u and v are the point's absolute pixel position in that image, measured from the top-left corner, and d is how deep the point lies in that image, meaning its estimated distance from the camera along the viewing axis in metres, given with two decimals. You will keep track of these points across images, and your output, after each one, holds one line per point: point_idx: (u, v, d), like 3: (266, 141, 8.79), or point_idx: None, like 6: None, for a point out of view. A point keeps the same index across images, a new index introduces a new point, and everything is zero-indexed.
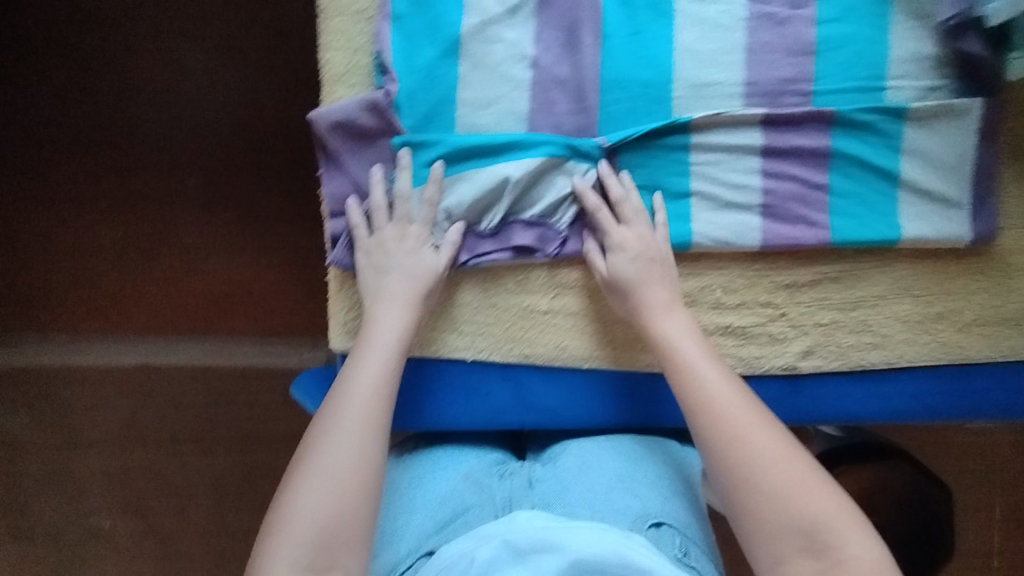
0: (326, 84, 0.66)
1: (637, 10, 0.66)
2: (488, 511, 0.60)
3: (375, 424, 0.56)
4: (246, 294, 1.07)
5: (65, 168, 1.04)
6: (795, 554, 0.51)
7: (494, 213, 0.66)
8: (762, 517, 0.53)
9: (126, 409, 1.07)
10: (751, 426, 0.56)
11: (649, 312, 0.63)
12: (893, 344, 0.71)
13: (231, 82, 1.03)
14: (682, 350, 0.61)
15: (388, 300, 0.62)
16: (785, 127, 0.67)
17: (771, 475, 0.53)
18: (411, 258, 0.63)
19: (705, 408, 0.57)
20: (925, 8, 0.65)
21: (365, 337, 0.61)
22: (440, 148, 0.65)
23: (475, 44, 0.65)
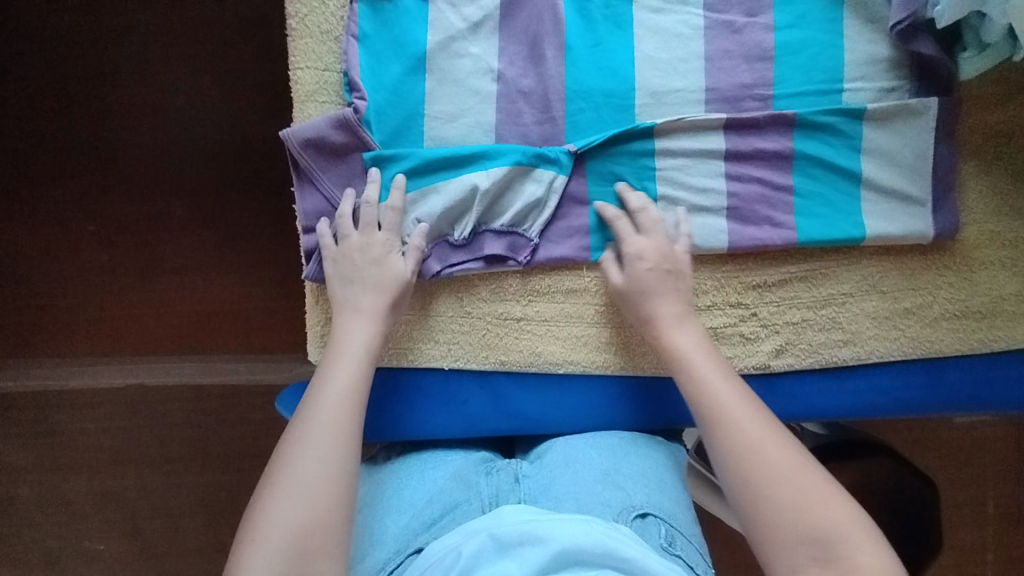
0: (297, 103, 0.67)
1: (597, 22, 0.68)
2: (475, 506, 0.61)
3: (347, 434, 0.57)
4: (232, 312, 1.07)
5: (51, 192, 1.06)
6: (807, 563, 0.52)
7: (466, 223, 0.67)
8: (777, 527, 0.54)
9: (115, 431, 1.07)
10: (768, 440, 0.57)
11: (659, 325, 0.65)
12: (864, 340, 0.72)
13: (212, 103, 1.05)
14: (696, 361, 0.62)
15: (354, 310, 0.64)
16: (746, 130, 0.68)
17: (786, 487, 0.55)
18: (377, 265, 0.64)
19: (716, 420, 0.59)
20: (877, 12, 0.67)
21: (331, 348, 0.62)
22: (409, 161, 0.66)
23: (442, 60, 0.67)
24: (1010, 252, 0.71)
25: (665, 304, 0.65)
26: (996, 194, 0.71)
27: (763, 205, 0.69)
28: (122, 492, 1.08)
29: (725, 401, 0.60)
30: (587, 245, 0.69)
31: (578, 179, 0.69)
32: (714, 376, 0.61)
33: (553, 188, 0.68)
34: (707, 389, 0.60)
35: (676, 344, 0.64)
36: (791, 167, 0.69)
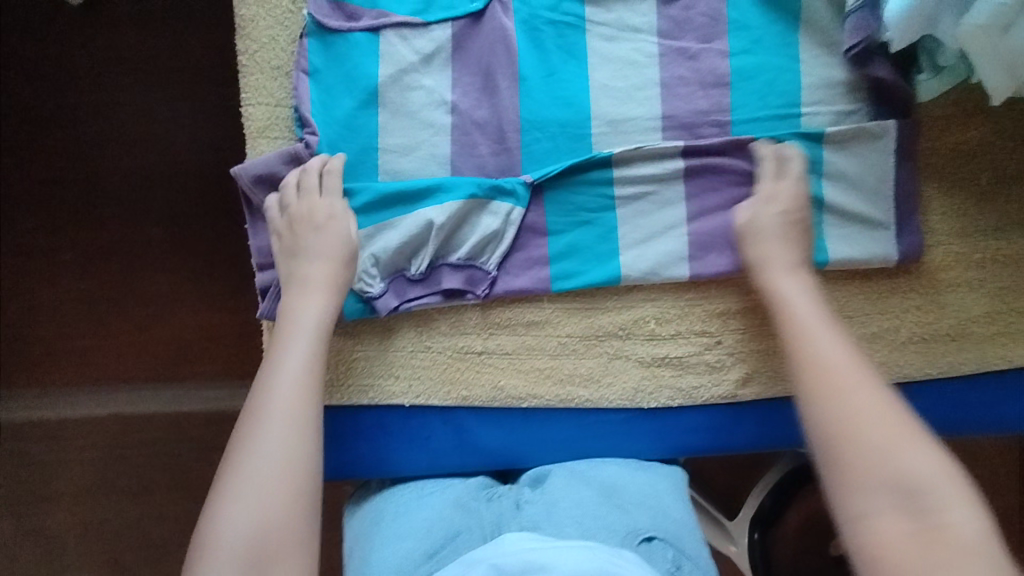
0: (249, 139, 0.67)
1: (550, 52, 0.67)
2: (477, 535, 0.61)
3: (307, 428, 0.57)
4: (205, 341, 1.06)
5: (23, 223, 1.05)
6: (889, 512, 0.50)
7: (422, 258, 0.66)
8: (861, 470, 0.52)
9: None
10: (860, 386, 0.55)
11: (763, 265, 0.63)
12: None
13: (183, 131, 1.05)
14: (796, 304, 0.61)
15: (302, 288, 0.62)
16: (704, 156, 0.67)
17: (875, 433, 0.53)
18: (317, 231, 0.63)
19: (810, 357, 0.58)
20: (831, 37, 0.67)
21: (282, 326, 0.61)
22: (364, 195, 0.65)
23: (394, 93, 0.66)
24: (977, 273, 0.70)
25: (775, 245, 0.64)
26: (962, 214, 0.70)
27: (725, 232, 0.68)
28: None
29: (821, 343, 0.58)
30: (547, 276, 0.68)
31: (536, 209, 0.68)
32: (812, 318, 0.60)
33: (510, 220, 0.67)
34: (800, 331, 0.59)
35: (777, 285, 0.62)
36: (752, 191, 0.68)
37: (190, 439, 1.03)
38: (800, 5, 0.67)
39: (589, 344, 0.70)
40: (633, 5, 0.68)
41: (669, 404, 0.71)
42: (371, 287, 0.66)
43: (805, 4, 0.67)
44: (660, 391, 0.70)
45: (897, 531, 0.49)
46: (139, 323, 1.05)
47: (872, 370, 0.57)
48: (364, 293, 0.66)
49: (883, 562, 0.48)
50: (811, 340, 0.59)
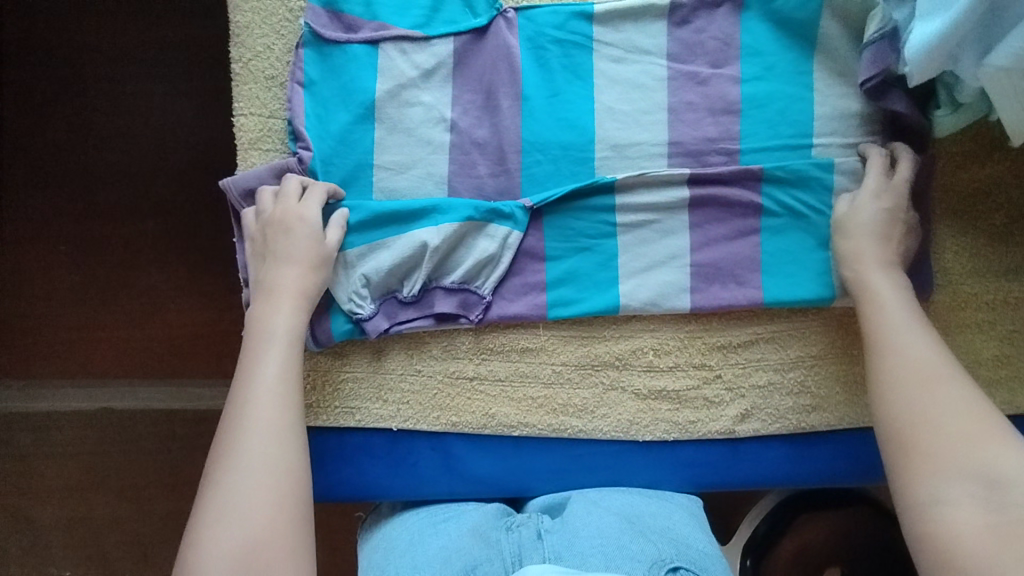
0: (240, 150, 0.65)
1: (555, 72, 0.65)
2: (497, 567, 0.56)
3: (288, 439, 0.56)
4: (196, 340, 1.03)
5: (17, 213, 1.03)
6: (963, 497, 0.48)
7: (415, 280, 0.64)
8: (935, 457, 0.51)
9: (76, 461, 1.03)
10: (942, 378, 0.55)
11: (859, 260, 0.61)
12: (836, 404, 0.68)
13: (179, 126, 1.02)
14: (883, 298, 0.60)
15: (268, 296, 0.60)
16: (711, 185, 0.65)
17: (953, 422, 0.52)
18: (286, 237, 0.60)
19: (890, 345, 0.58)
20: (847, 66, 0.64)
21: (251, 336, 0.59)
22: (357, 213, 0.63)
23: (392, 108, 0.64)
24: (988, 314, 0.68)
25: (870, 243, 0.62)
26: (975, 254, 0.67)
27: (730, 263, 0.65)
28: (81, 523, 1.03)
29: (902, 339, 0.58)
30: (543, 302, 0.66)
31: (535, 234, 0.65)
32: (897, 314, 0.59)
33: (507, 244, 0.65)
34: (880, 325, 0.59)
35: (869, 281, 0.61)
36: (759, 222, 0.65)
37: (184, 438, 1.03)
38: (817, 31, 0.64)
39: (584, 373, 0.68)
40: (642, 26, 0.65)
41: (665, 438, 0.69)
42: (362, 308, 0.64)
43: (822, 31, 0.64)
44: (656, 424, 0.68)
45: (968, 517, 0.47)
46: (130, 320, 1.03)
47: (957, 367, 0.56)
48: (354, 314, 0.64)
49: (955, 546, 0.47)
50: (893, 335, 0.58)
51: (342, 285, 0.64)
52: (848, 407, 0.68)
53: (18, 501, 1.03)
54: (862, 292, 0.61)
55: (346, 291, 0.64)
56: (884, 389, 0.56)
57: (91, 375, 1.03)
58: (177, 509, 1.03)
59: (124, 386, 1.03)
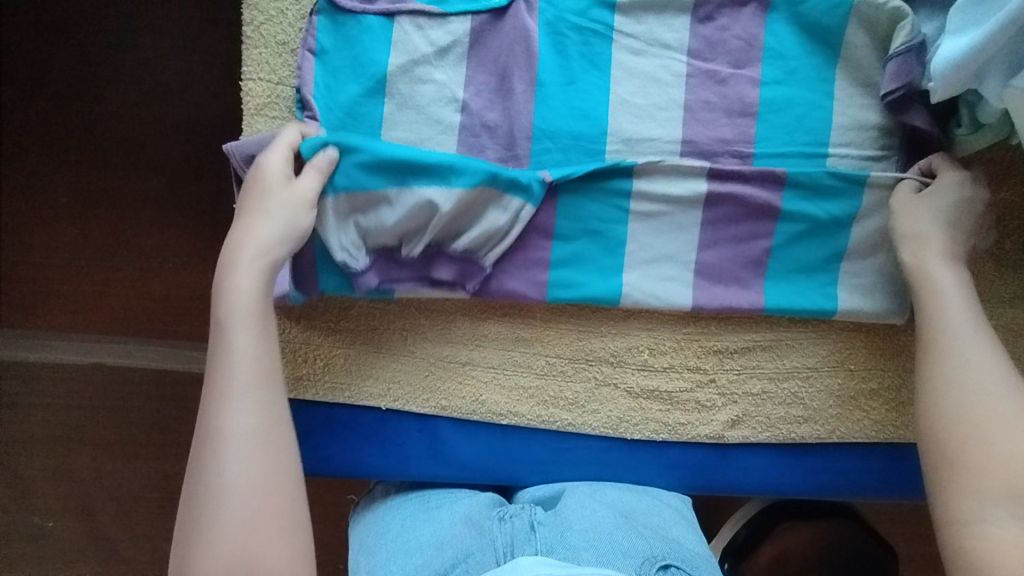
0: (246, 115, 0.64)
1: (572, 60, 0.64)
2: (489, 556, 0.56)
3: (272, 431, 0.53)
4: (193, 303, 1.02)
5: (20, 161, 1.02)
6: (1007, 515, 0.49)
7: (414, 244, 0.62)
8: (987, 472, 0.51)
9: (67, 414, 1.03)
10: (998, 395, 0.54)
11: (925, 244, 0.60)
12: (826, 416, 0.68)
13: (187, 85, 1.01)
14: (944, 294, 0.59)
15: (232, 266, 0.56)
16: (732, 180, 0.63)
17: (1013, 440, 0.51)
18: (253, 187, 0.58)
19: (953, 352, 0.57)
20: (870, 77, 0.63)
21: (219, 313, 0.55)
22: (352, 153, 0.59)
23: (402, 84, 0.63)
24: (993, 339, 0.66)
25: (936, 230, 0.60)
26: (981, 279, 0.67)
27: (733, 268, 0.65)
28: (69, 476, 1.03)
29: (966, 345, 0.57)
30: (544, 281, 0.64)
31: (547, 210, 0.64)
32: (959, 316, 0.58)
33: (517, 219, 0.62)
34: (949, 323, 0.58)
35: (936, 275, 0.59)
36: (773, 227, 0.64)
37: (178, 400, 1.03)
38: (842, 39, 0.63)
39: (577, 367, 0.68)
40: (665, 19, 0.64)
41: (653, 438, 0.68)
42: (355, 263, 0.62)
43: (848, 39, 0.63)
44: (645, 424, 0.68)
45: (1013, 537, 0.48)
46: (128, 277, 1.02)
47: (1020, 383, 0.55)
48: (346, 267, 0.62)
49: (998, 561, 0.47)
50: (955, 340, 0.57)
51: (335, 234, 0.60)
52: (838, 423, 0.68)
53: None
54: (924, 279, 0.60)
55: (338, 241, 0.61)
56: (933, 395, 0.56)
57: (87, 329, 1.02)
58: (166, 470, 1.03)
59: (120, 343, 1.03)
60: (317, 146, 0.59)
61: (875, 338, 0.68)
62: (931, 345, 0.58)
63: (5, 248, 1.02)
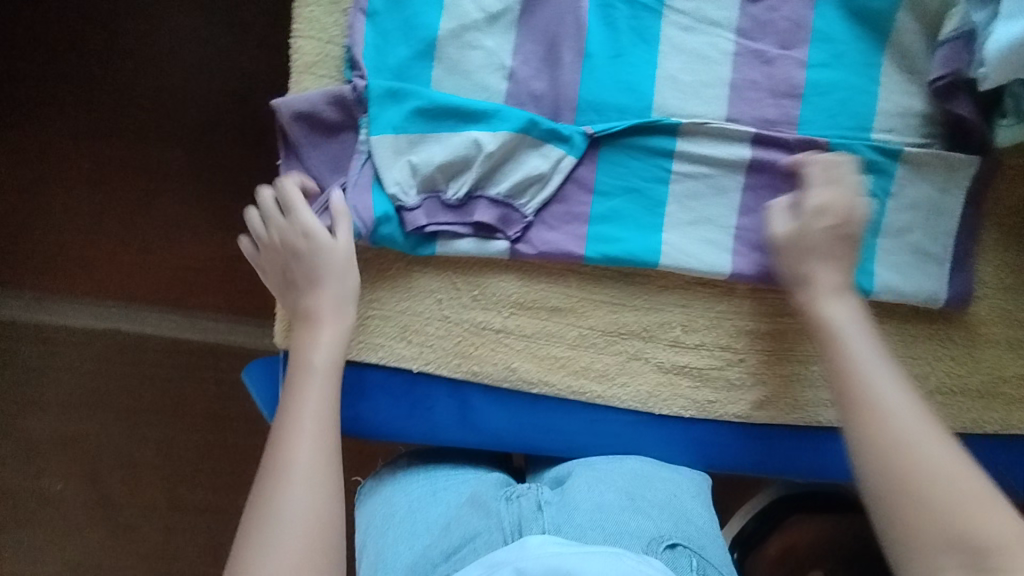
0: (294, 73, 0.64)
1: (621, 33, 0.64)
2: (497, 537, 0.58)
3: (330, 475, 0.55)
4: (215, 271, 1.02)
5: (51, 123, 1.02)
6: (951, 567, 0.48)
7: (462, 183, 0.63)
8: (919, 527, 0.50)
9: (84, 376, 1.03)
10: (922, 441, 0.53)
11: (814, 291, 0.62)
12: (809, 388, 0.69)
13: (220, 54, 1.01)
14: (850, 340, 0.60)
15: (311, 327, 0.60)
16: (776, 148, 0.64)
17: (937, 487, 0.51)
18: (301, 259, 0.60)
19: (870, 410, 0.56)
20: (916, 64, 0.64)
21: (296, 367, 0.59)
22: (414, 100, 0.62)
23: (452, 48, 0.64)
24: (1016, 333, 0.69)
25: (820, 268, 0.62)
26: (1004, 270, 0.68)
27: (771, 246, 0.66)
28: (84, 438, 1.04)
29: (881, 392, 0.56)
30: (584, 234, 0.65)
31: (588, 165, 0.65)
32: (870, 368, 0.58)
33: (559, 167, 0.64)
34: (860, 371, 0.58)
35: (829, 315, 0.61)
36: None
37: (195, 367, 1.03)
38: (892, 24, 0.64)
39: (610, 340, 0.68)
40: None
41: (681, 414, 0.69)
42: (406, 197, 0.62)
43: (898, 24, 0.64)
44: (674, 399, 0.69)
45: None
46: (151, 243, 1.02)
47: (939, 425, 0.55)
48: (396, 201, 0.62)
49: None
50: (868, 389, 0.57)
51: (390, 167, 0.62)
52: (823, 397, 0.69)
53: (25, 408, 1.04)
54: (830, 333, 0.60)
55: (393, 175, 0.62)
56: (863, 452, 0.55)
57: (107, 293, 1.03)
58: (179, 436, 1.04)
59: (140, 308, 1.03)
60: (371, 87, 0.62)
61: (906, 323, 0.69)
62: (846, 399, 0.57)
63: (33, 209, 1.02)
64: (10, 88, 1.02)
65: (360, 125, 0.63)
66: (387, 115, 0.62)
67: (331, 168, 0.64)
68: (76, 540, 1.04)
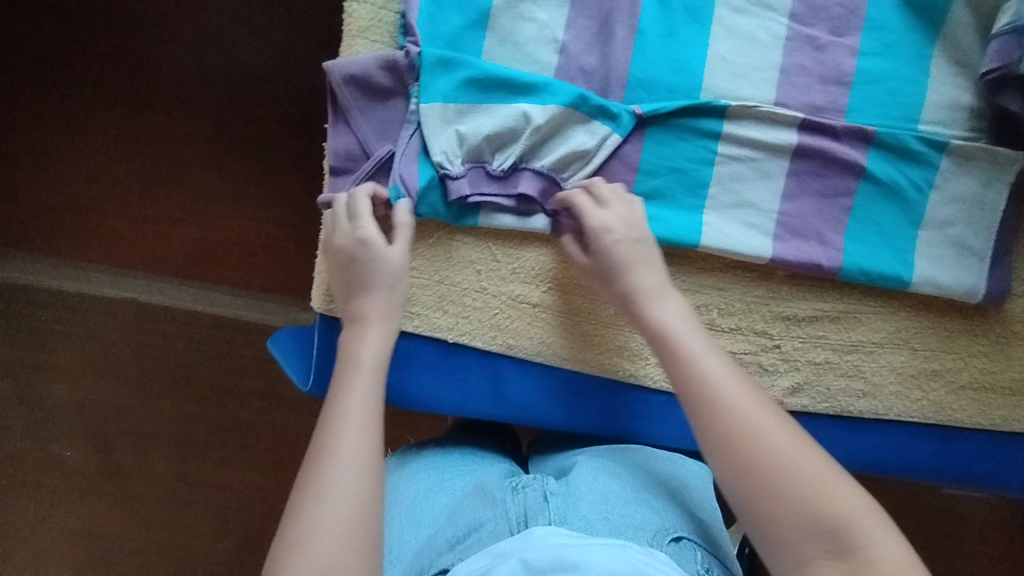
0: (346, 37, 0.64)
1: (674, 12, 0.65)
2: (503, 527, 0.56)
3: (373, 463, 0.49)
4: (239, 242, 1.01)
5: (77, 83, 1.00)
6: (819, 556, 0.46)
7: (508, 155, 0.63)
8: (780, 518, 0.47)
9: (97, 344, 1.01)
10: (760, 426, 0.50)
11: (637, 297, 0.58)
12: (617, 340, 0.69)
13: (257, 23, 1.00)
14: (682, 337, 0.55)
15: (362, 322, 0.56)
16: (823, 135, 0.65)
17: (789, 472, 0.48)
18: (358, 266, 0.57)
19: (713, 405, 0.51)
20: (967, 57, 0.64)
21: (345, 361, 0.54)
22: (466, 69, 0.62)
23: (506, 20, 0.64)
24: None
25: (643, 276, 0.58)
26: None
27: (814, 232, 0.66)
28: (93, 407, 1.02)
29: (714, 381, 0.52)
30: None
31: (634, 143, 0.65)
32: (708, 363, 0.53)
33: (604, 144, 0.64)
34: (699, 367, 0.53)
35: (660, 320, 0.56)
36: (856, 185, 0.65)
37: (208, 339, 1.01)
38: (945, 16, 0.64)
39: None
40: None
41: None
42: (451, 165, 0.62)
43: (951, 16, 0.64)
44: None
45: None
46: (175, 211, 1.00)
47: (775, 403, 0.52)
48: (441, 169, 0.62)
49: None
50: (705, 386, 0.52)
51: (436, 137, 0.62)
52: (633, 351, 0.69)
53: (34, 374, 1.01)
54: (662, 337, 0.55)
55: (439, 144, 0.62)
56: (716, 453, 0.50)
57: (125, 260, 1.01)
58: (189, 409, 1.01)
59: (159, 278, 1.01)
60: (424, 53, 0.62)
61: (942, 317, 0.69)
62: (688, 403, 0.52)
63: (54, 171, 1.00)
64: (36, 45, 0.99)
65: (412, 93, 0.63)
66: (439, 83, 0.62)
67: (378, 133, 0.64)
68: (80, 511, 1.01)
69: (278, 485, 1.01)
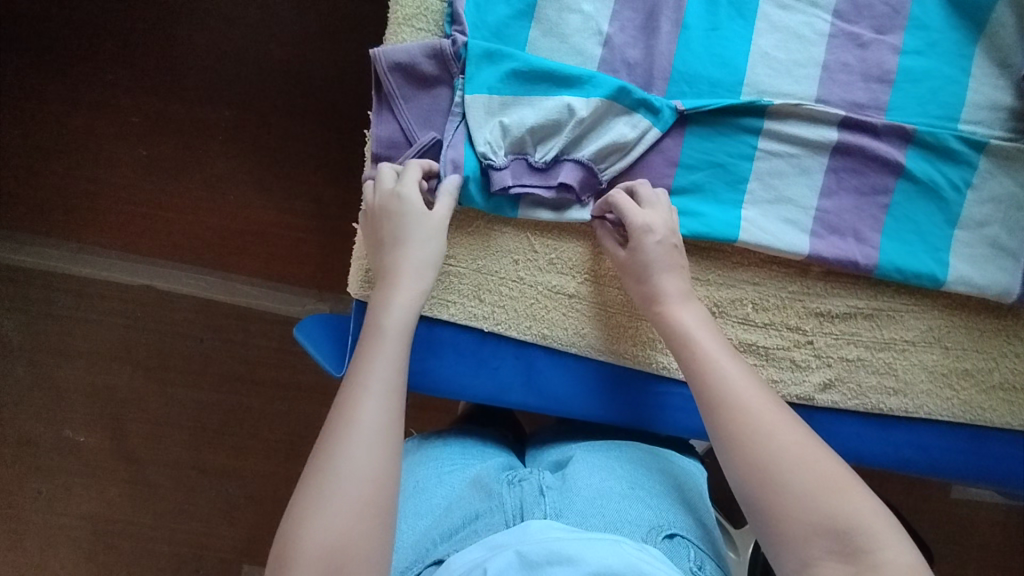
0: (393, 25, 0.65)
1: (719, 7, 0.66)
2: (498, 519, 0.55)
3: (395, 436, 0.48)
4: (261, 229, 1.00)
5: (107, 64, 0.99)
6: (822, 556, 0.45)
7: (550, 147, 0.63)
8: (786, 522, 0.46)
9: (113, 330, 1.00)
10: (777, 427, 0.49)
11: (662, 299, 0.59)
12: (645, 331, 0.69)
13: (294, 12, 1.00)
14: (695, 341, 0.56)
15: (394, 285, 0.56)
16: (863, 132, 0.65)
17: (797, 475, 0.47)
18: (392, 221, 0.58)
19: (725, 409, 0.51)
20: (1008, 58, 0.65)
21: (374, 322, 0.54)
22: (510, 63, 0.63)
23: (552, 11, 0.65)
24: None
25: (668, 276, 0.59)
26: None
27: (853, 225, 0.66)
28: (108, 394, 1.00)
29: (732, 371, 0.53)
30: None
31: (674, 138, 0.65)
32: (727, 362, 0.53)
33: (644, 137, 0.64)
34: (715, 367, 0.53)
35: (676, 325, 0.57)
36: (893, 184, 0.66)
37: (224, 328, 1.00)
38: (989, 17, 0.65)
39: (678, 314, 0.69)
40: None
41: None
42: (495, 156, 0.62)
43: (995, 17, 0.65)
44: None
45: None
46: (200, 196, 1.00)
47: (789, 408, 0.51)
48: (485, 160, 0.62)
49: None
50: (723, 382, 0.52)
51: (481, 127, 0.62)
52: (659, 343, 0.69)
53: (47, 358, 0.99)
54: (683, 339, 0.56)
55: (484, 135, 0.62)
56: (729, 455, 0.50)
57: (145, 245, 1.00)
58: (207, 398, 1.00)
59: (180, 263, 1.00)
60: (469, 46, 0.62)
61: (974, 316, 0.69)
62: (701, 401, 0.53)
63: (79, 152, 0.99)
64: (69, 25, 0.99)
65: (457, 85, 0.63)
66: (484, 76, 0.62)
67: (422, 123, 0.64)
68: (87, 501, 0.98)
69: (289, 477, 1.00)
